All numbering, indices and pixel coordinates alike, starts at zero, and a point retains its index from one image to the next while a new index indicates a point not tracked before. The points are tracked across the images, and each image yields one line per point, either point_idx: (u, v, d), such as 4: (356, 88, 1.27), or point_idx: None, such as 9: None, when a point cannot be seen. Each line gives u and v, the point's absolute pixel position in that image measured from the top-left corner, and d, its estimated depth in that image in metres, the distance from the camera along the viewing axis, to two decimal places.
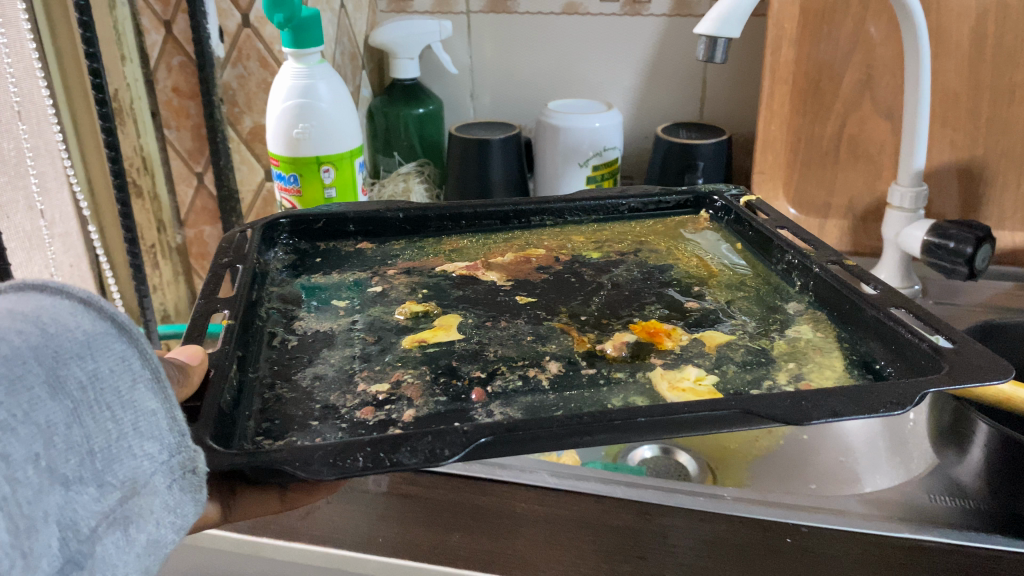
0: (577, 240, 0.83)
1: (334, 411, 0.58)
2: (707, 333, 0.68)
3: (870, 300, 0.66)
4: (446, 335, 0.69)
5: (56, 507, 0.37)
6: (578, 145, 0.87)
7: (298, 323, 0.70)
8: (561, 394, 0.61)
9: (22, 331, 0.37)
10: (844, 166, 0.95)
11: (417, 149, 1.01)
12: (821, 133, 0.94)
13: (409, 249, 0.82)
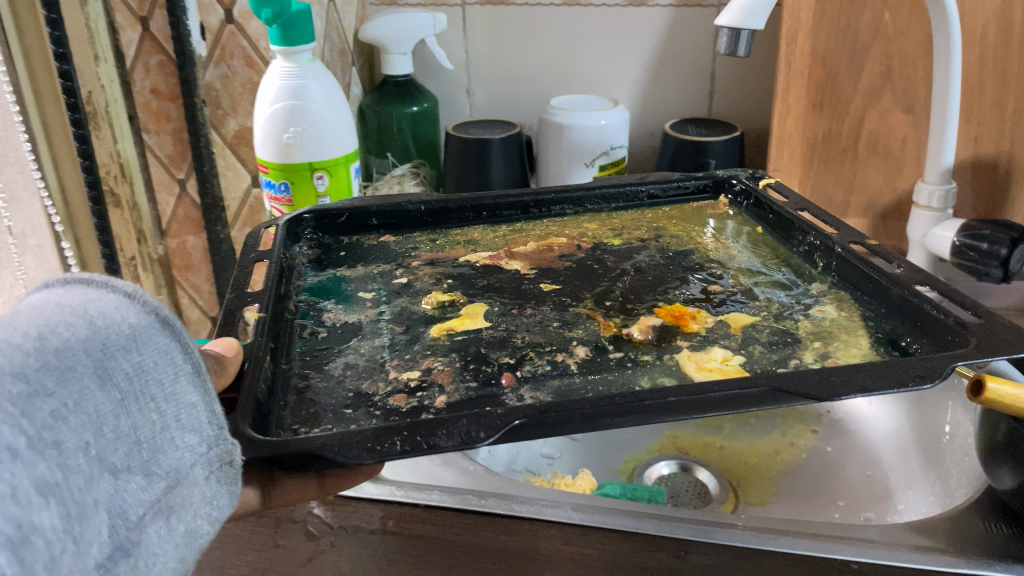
0: (590, 228, 0.65)
1: (363, 399, 0.45)
2: (731, 314, 0.53)
3: (890, 278, 0.52)
4: (477, 325, 0.53)
5: (106, 495, 0.27)
6: (584, 146, 0.75)
7: (331, 315, 0.54)
8: (588, 377, 0.47)
9: (71, 323, 0.27)
10: (889, 169, 0.69)
11: (411, 150, 0.81)
12: (844, 130, 0.69)
13: (437, 241, 0.64)
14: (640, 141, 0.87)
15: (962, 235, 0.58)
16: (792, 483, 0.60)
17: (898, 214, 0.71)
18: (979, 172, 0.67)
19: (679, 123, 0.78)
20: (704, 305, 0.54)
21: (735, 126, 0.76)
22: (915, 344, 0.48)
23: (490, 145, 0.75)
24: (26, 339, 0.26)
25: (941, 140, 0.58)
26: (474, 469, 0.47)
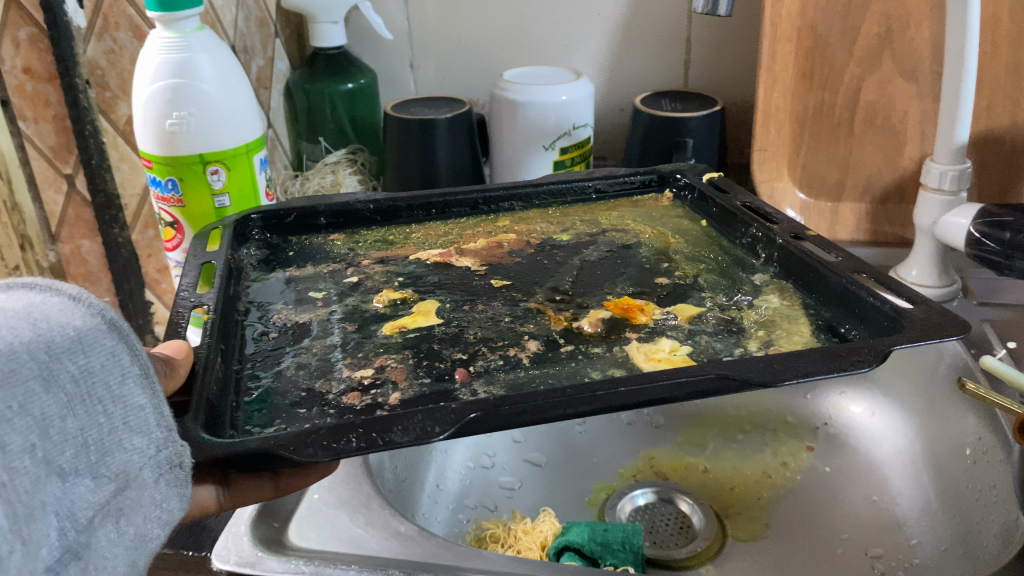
0: (534, 222, 0.57)
1: (314, 399, 0.38)
2: (676, 306, 0.46)
3: (828, 272, 0.44)
4: (431, 322, 0.46)
5: (55, 497, 0.25)
6: (544, 126, 0.66)
7: (278, 316, 0.46)
8: (540, 369, 0.41)
9: (15, 326, 0.25)
10: (888, 146, 0.61)
11: (348, 134, 0.74)
12: (838, 101, 0.61)
13: (386, 242, 0.54)
14: (607, 118, 0.78)
15: (980, 222, 0.50)
16: (790, 511, 0.52)
17: (899, 197, 0.63)
18: (990, 148, 0.59)
19: (651, 96, 0.69)
20: (650, 298, 0.47)
21: (715, 101, 0.67)
22: (855, 330, 0.41)
23: (435, 127, 0.66)
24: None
25: (957, 112, 0.50)
26: (405, 531, 0.38)
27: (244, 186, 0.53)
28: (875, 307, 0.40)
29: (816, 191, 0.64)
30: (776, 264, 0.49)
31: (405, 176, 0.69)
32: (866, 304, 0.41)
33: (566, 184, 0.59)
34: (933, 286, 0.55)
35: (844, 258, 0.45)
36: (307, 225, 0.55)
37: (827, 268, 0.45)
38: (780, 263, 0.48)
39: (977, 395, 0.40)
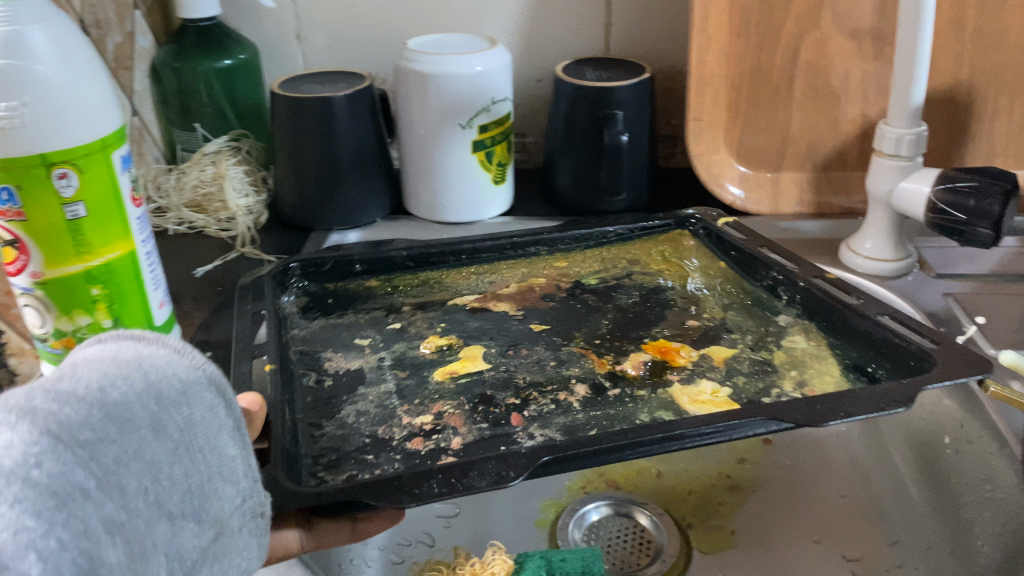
0: (565, 267, 0.63)
1: (381, 445, 0.44)
2: (709, 347, 0.53)
3: (848, 320, 0.51)
4: (479, 367, 0.52)
5: (164, 539, 0.26)
6: (458, 101, 0.61)
7: (328, 364, 0.52)
8: (590, 412, 0.47)
9: (125, 378, 0.27)
10: (826, 109, 0.66)
11: (229, 117, 0.71)
12: (776, 65, 0.65)
13: (421, 287, 0.61)
14: (523, 90, 0.76)
15: (939, 189, 0.53)
16: (752, 515, 0.53)
17: (840, 164, 0.68)
18: (939, 106, 0.67)
19: (572, 65, 0.68)
20: (684, 341, 0.54)
21: (642, 68, 0.66)
22: (881, 369, 0.48)
23: (332, 106, 0.61)
24: (84, 390, 0.25)
25: (912, 75, 0.54)
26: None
27: (99, 189, 0.42)
28: (900, 348, 0.47)
29: (756, 163, 0.69)
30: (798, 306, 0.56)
31: (301, 164, 0.63)
32: (899, 347, 0.47)
33: (588, 232, 0.64)
34: (886, 259, 0.60)
35: (865, 299, 0.53)
36: (342, 272, 0.60)
37: (854, 313, 0.51)
38: (806, 302, 0.55)
39: None
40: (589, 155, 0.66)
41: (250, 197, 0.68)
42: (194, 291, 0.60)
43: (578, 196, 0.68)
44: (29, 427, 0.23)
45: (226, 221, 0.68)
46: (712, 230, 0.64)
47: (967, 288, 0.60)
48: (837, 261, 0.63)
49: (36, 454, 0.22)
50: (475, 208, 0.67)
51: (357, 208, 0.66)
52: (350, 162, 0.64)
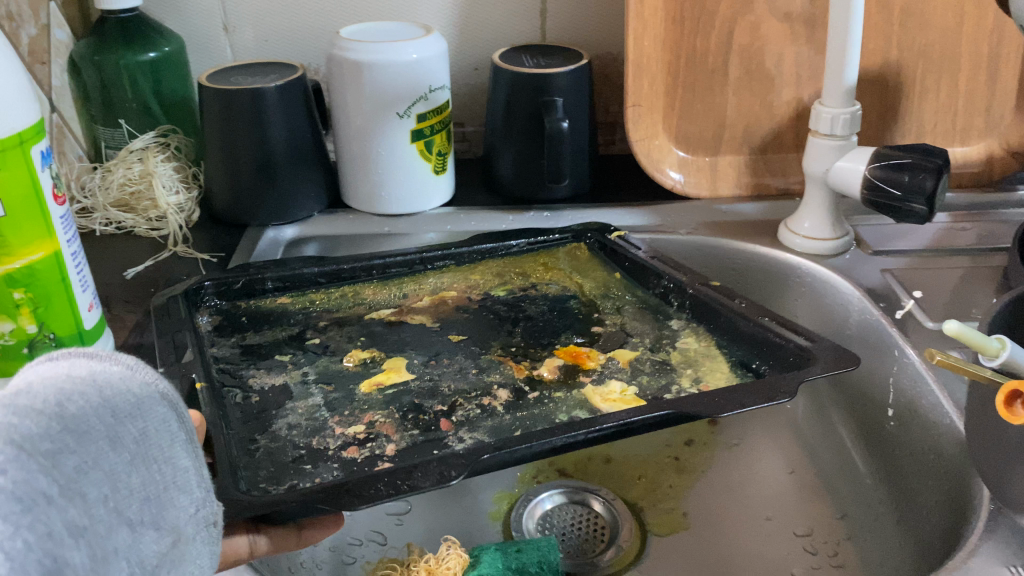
0: (476, 278, 0.61)
1: (317, 455, 0.43)
2: (618, 349, 0.53)
3: (731, 323, 0.52)
4: (404, 378, 0.51)
5: (125, 545, 0.25)
6: (393, 91, 0.60)
7: (252, 380, 0.49)
8: (515, 414, 0.48)
9: (76, 390, 0.25)
10: (761, 91, 0.67)
11: (155, 112, 0.68)
12: (711, 48, 0.66)
13: (333, 303, 0.58)
14: (461, 78, 0.75)
15: (876, 166, 0.55)
16: (703, 497, 0.54)
17: (777, 146, 0.70)
18: (870, 87, 0.69)
19: (510, 51, 0.67)
20: (593, 343, 0.54)
21: (579, 54, 0.66)
22: (764, 364, 0.49)
23: (264, 99, 0.59)
24: (40, 405, 0.24)
25: (845, 56, 0.55)
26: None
27: (18, 186, 0.40)
28: (786, 349, 0.47)
29: (694, 147, 0.70)
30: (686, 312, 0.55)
31: (233, 158, 0.61)
32: (779, 346, 0.48)
33: (497, 245, 0.62)
34: (825, 237, 0.62)
35: (747, 304, 0.53)
36: (253, 290, 0.57)
37: (736, 316, 0.52)
38: (694, 311, 0.55)
39: (947, 367, 0.31)
40: (529, 141, 0.66)
41: (180, 194, 0.66)
42: (123, 292, 0.58)
43: (520, 184, 0.68)
44: None
45: (156, 220, 0.66)
46: (607, 245, 0.62)
47: (902, 264, 0.62)
48: (775, 241, 0.65)
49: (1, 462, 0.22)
50: (415, 200, 0.67)
51: (294, 200, 0.65)
52: (287, 155, 0.62)
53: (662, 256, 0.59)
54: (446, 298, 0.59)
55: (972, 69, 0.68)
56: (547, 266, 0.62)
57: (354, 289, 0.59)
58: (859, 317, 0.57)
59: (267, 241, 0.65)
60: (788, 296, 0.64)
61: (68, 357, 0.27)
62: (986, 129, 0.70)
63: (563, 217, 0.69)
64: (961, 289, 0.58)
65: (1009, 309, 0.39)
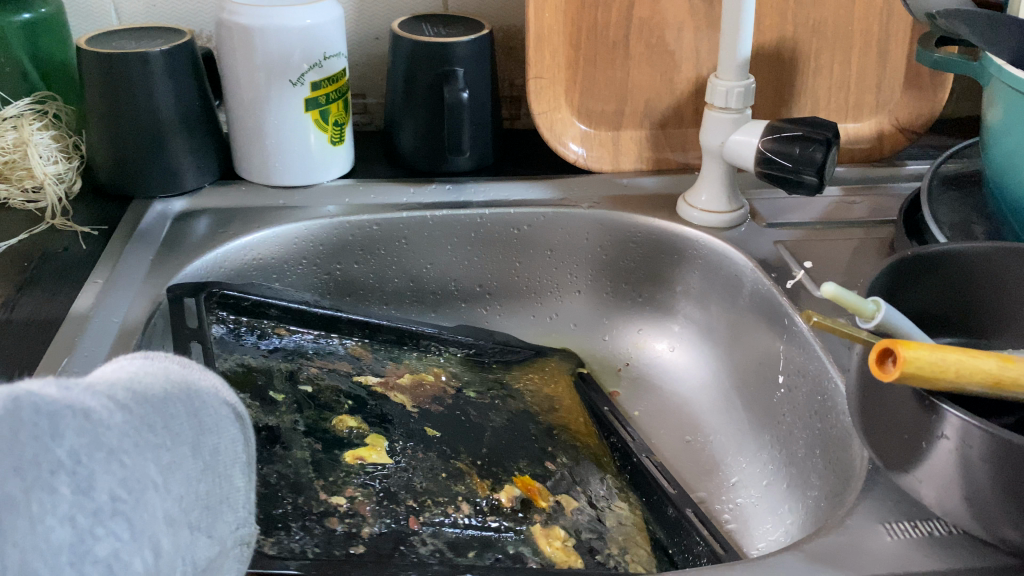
0: (456, 372, 0.63)
1: (301, 514, 0.47)
2: (566, 496, 0.53)
3: (666, 505, 0.53)
4: (386, 459, 0.53)
5: (186, 547, 0.29)
6: (287, 58, 0.59)
7: (248, 414, 0.53)
8: (470, 531, 0.49)
9: (177, 393, 0.30)
10: (661, 67, 0.68)
11: (31, 78, 0.66)
12: (612, 22, 0.66)
13: (326, 356, 0.60)
14: (361, 47, 0.74)
15: (768, 139, 0.56)
16: None
17: (676, 121, 0.70)
18: (766, 61, 0.70)
19: (410, 21, 0.66)
20: (543, 482, 0.54)
21: (482, 24, 0.65)
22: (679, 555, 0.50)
23: (149, 63, 0.57)
24: (147, 396, 0.28)
25: (738, 29, 0.56)
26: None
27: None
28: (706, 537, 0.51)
29: (596, 122, 0.70)
30: (630, 477, 0.56)
31: (117, 127, 0.59)
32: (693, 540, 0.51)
33: (477, 344, 0.66)
34: (720, 211, 0.63)
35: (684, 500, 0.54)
36: (258, 312, 0.58)
37: (671, 501, 0.54)
38: (630, 477, 0.56)
39: (824, 329, 0.31)
40: (428, 112, 0.65)
41: (59, 164, 0.63)
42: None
43: (418, 157, 0.68)
44: (118, 419, 0.27)
45: (32, 191, 0.62)
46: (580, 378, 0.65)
47: (797, 235, 0.63)
48: (673, 215, 0.66)
49: (122, 448, 0.26)
50: (311, 172, 0.66)
51: (181, 173, 0.63)
52: (172, 122, 0.60)
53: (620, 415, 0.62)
54: (428, 382, 0.61)
55: (863, 46, 0.70)
56: (519, 375, 0.64)
57: (340, 351, 0.61)
58: (753, 287, 0.59)
59: (155, 213, 0.63)
60: (685, 269, 0.66)
61: (167, 361, 0.31)
62: (876, 105, 0.72)
63: (465, 190, 0.69)
64: (853, 259, 0.60)
65: (888, 273, 0.40)
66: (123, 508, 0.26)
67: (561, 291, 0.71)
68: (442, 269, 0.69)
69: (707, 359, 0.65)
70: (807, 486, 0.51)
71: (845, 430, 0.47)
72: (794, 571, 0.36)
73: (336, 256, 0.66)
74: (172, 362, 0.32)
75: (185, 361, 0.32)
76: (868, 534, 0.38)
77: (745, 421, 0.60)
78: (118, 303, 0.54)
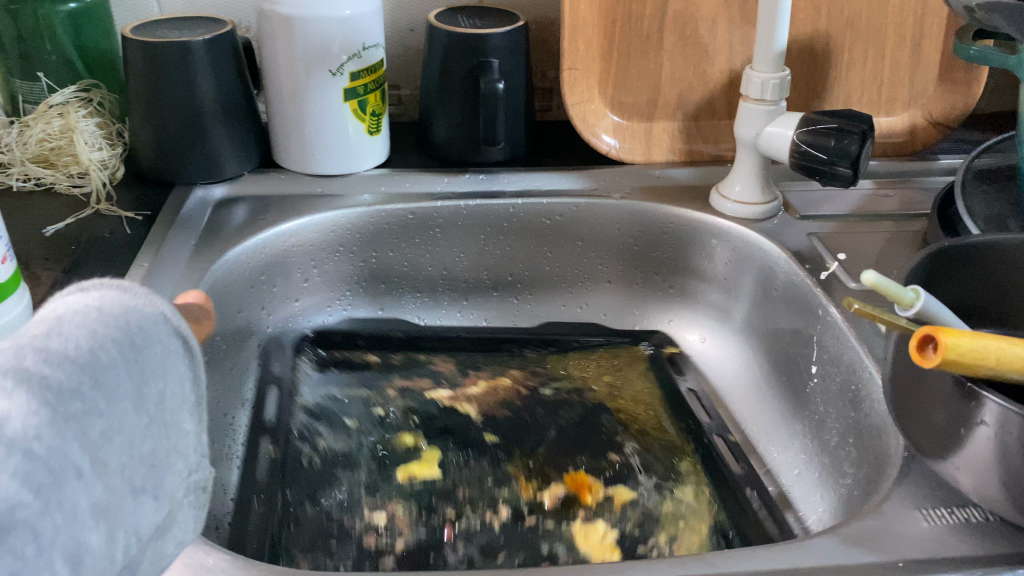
0: (533, 370, 0.66)
1: (342, 535, 0.51)
2: (618, 488, 0.54)
3: (733, 487, 0.55)
4: (435, 473, 0.55)
5: (130, 516, 0.30)
6: (325, 48, 0.61)
7: (316, 442, 0.58)
8: (511, 534, 0.51)
9: (108, 340, 0.30)
10: (694, 59, 0.70)
11: (77, 67, 0.70)
12: (646, 13, 0.67)
13: (401, 381, 0.64)
14: (397, 39, 0.77)
15: (802, 131, 0.57)
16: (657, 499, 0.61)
17: (709, 113, 0.72)
18: (800, 54, 0.70)
19: (445, 13, 0.68)
20: (598, 475, 0.55)
21: (515, 17, 0.67)
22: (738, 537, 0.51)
23: (192, 52, 0.60)
24: (75, 354, 0.29)
25: (775, 20, 0.57)
26: (212, 564, 0.37)
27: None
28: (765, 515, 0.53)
29: (628, 113, 0.72)
30: (704, 464, 0.57)
31: (160, 114, 0.62)
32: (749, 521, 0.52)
33: (560, 341, 0.69)
34: (755, 202, 0.64)
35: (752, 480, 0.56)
36: (349, 347, 0.67)
37: (738, 488, 0.55)
38: (703, 460, 0.57)
39: (866, 316, 0.33)
40: (463, 103, 0.66)
41: (103, 151, 0.67)
42: (43, 251, 0.57)
43: (453, 147, 0.70)
44: (30, 398, 0.27)
45: (77, 176, 0.66)
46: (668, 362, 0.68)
47: (828, 227, 0.64)
48: (706, 207, 0.67)
49: (37, 426, 0.27)
50: (348, 161, 0.68)
51: (221, 160, 0.66)
52: (215, 109, 0.63)
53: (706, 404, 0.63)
54: (502, 387, 0.64)
55: (897, 38, 0.70)
56: (600, 368, 0.67)
57: (414, 372, 0.65)
58: (786, 277, 0.61)
59: (196, 199, 0.66)
60: (707, 256, 0.68)
61: (100, 289, 0.32)
62: (909, 100, 0.72)
63: (499, 180, 0.71)
64: (885, 251, 0.60)
65: (923, 264, 0.41)
66: (26, 517, 0.25)
67: (592, 281, 0.72)
68: (474, 258, 0.71)
69: (736, 348, 0.67)
70: (839, 475, 0.52)
71: (879, 418, 0.48)
72: (830, 552, 0.37)
73: (372, 244, 0.69)
74: (102, 288, 0.32)
75: (109, 285, 0.33)
76: (904, 519, 0.39)
77: (778, 411, 0.61)
78: (162, 284, 0.56)
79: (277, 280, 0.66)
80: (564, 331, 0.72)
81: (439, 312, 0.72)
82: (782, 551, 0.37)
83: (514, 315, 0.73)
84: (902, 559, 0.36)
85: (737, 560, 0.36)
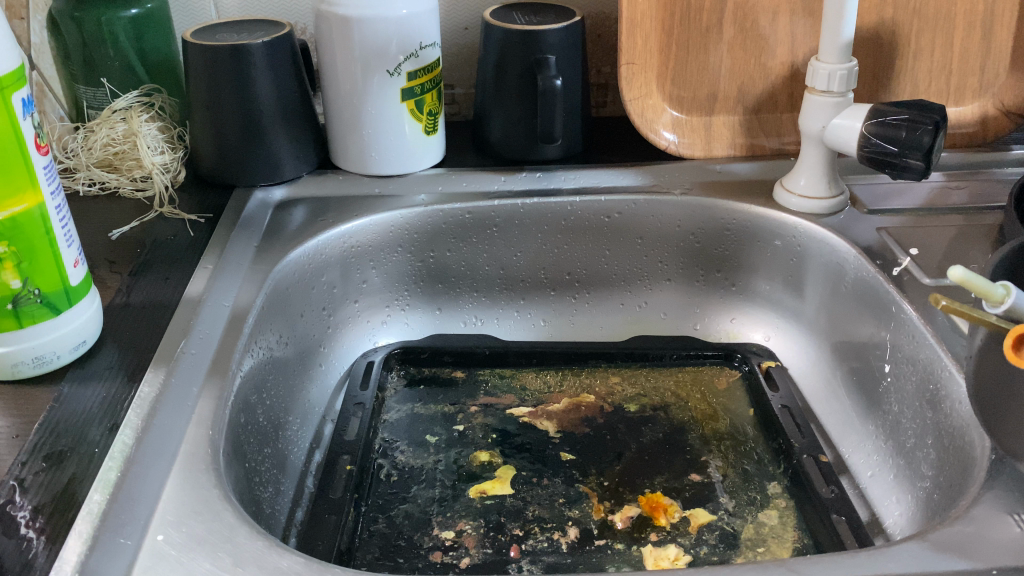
0: (615, 384, 0.65)
1: (411, 550, 0.51)
2: (695, 509, 0.53)
3: (817, 500, 0.53)
4: (506, 491, 0.55)
5: None
6: (382, 48, 0.61)
7: (398, 456, 0.58)
8: (578, 554, 0.50)
9: None
10: (754, 51, 0.69)
11: (138, 72, 0.72)
12: (705, 5, 0.67)
13: (484, 395, 0.64)
14: (451, 38, 0.78)
15: (871, 123, 0.56)
16: None
17: (771, 106, 0.71)
18: (864, 45, 0.69)
19: (501, 10, 0.68)
20: (676, 497, 0.54)
21: (572, 12, 0.67)
22: (808, 548, 0.50)
23: (250, 53, 0.61)
24: None
25: (842, 10, 0.56)
26: (287, 567, 0.37)
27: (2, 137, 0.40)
28: (843, 523, 0.51)
29: (687, 107, 0.71)
30: (785, 480, 0.55)
31: (220, 117, 0.63)
32: (826, 532, 0.51)
33: (644, 351, 0.67)
34: (820, 196, 0.63)
35: (837, 492, 0.53)
36: (435, 362, 0.67)
37: (823, 503, 0.53)
38: (792, 477, 0.55)
39: (953, 312, 0.32)
40: (522, 101, 0.66)
41: (165, 154, 0.69)
42: (113, 256, 0.60)
43: (511, 146, 0.70)
44: None
45: (139, 180, 0.68)
46: (758, 374, 0.65)
47: (898, 221, 0.62)
48: (770, 201, 0.66)
49: None
50: (406, 161, 0.68)
51: (280, 162, 0.67)
52: (275, 111, 0.64)
53: (796, 413, 0.61)
54: (584, 403, 0.63)
55: (965, 28, 0.68)
56: (683, 379, 0.65)
57: (496, 387, 0.65)
58: (855, 274, 0.59)
59: (257, 201, 0.67)
60: (770, 252, 0.67)
61: None
62: (979, 88, 0.71)
63: (556, 177, 0.70)
64: (957, 245, 0.59)
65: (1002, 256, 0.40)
66: None
67: (651, 280, 0.72)
68: (532, 258, 0.71)
69: (804, 347, 0.66)
70: (917, 478, 0.51)
71: (961, 419, 0.46)
72: (918, 558, 0.36)
73: (430, 244, 0.69)
74: None
75: None
76: (995, 524, 0.37)
77: (849, 411, 0.60)
78: (226, 287, 0.56)
79: (338, 282, 0.66)
80: (624, 330, 0.72)
81: (496, 312, 0.72)
82: (870, 557, 0.36)
83: (571, 315, 0.73)
84: (995, 566, 0.35)
85: (822, 567, 0.35)
